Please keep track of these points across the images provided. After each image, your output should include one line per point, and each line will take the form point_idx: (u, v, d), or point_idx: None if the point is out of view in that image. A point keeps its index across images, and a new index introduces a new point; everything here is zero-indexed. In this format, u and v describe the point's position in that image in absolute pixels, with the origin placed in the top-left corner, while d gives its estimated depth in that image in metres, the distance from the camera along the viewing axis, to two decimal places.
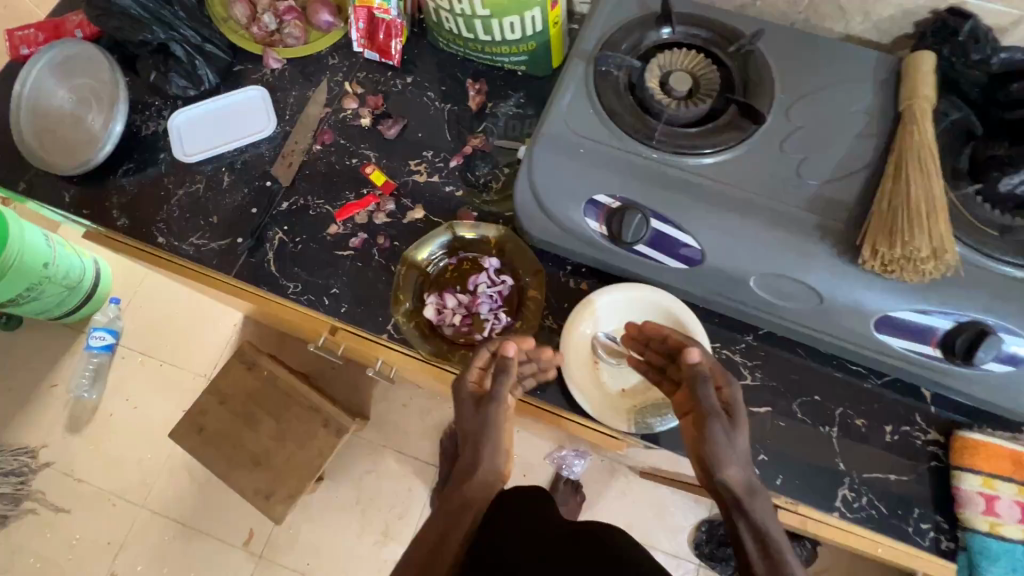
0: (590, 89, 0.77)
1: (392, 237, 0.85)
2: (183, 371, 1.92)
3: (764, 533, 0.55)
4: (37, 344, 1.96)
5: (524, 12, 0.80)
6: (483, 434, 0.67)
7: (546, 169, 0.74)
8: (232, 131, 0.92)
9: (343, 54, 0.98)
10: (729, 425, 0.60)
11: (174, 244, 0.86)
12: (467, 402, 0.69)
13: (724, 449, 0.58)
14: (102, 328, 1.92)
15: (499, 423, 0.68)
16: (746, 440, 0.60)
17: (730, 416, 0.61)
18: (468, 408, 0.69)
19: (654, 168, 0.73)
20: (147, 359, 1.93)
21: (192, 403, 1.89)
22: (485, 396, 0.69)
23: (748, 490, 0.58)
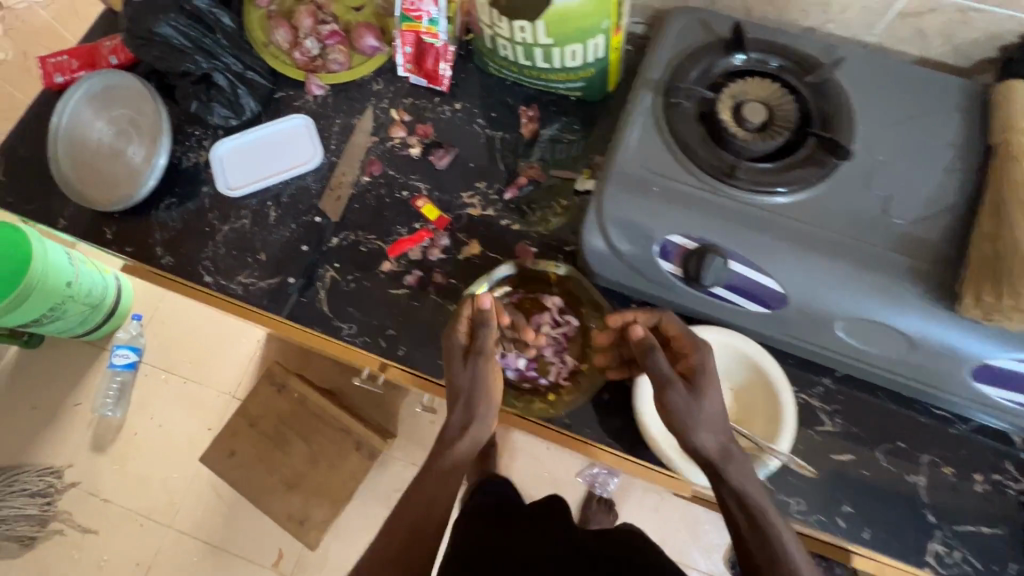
0: (660, 122, 0.73)
1: (449, 274, 0.82)
2: (207, 388, 1.89)
3: (753, 502, 0.58)
4: (58, 363, 1.93)
5: (588, 41, 0.76)
6: (474, 400, 0.67)
7: (617, 209, 0.71)
8: (276, 162, 0.89)
9: (387, 79, 0.94)
10: (696, 393, 0.61)
11: (222, 283, 0.83)
12: (455, 356, 0.69)
13: (692, 421, 0.60)
14: (125, 345, 1.90)
15: (494, 389, 0.68)
16: (717, 403, 0.62)
17: (695, 376, 0.63)
18: (457, 365, 0.69)
19: (732, 207, 0.69)
20: (170, 377, 1.90)
21: (217, 420, 1.86)
22: (474, 350, 0.69)
23: (723, 455, 0.60)
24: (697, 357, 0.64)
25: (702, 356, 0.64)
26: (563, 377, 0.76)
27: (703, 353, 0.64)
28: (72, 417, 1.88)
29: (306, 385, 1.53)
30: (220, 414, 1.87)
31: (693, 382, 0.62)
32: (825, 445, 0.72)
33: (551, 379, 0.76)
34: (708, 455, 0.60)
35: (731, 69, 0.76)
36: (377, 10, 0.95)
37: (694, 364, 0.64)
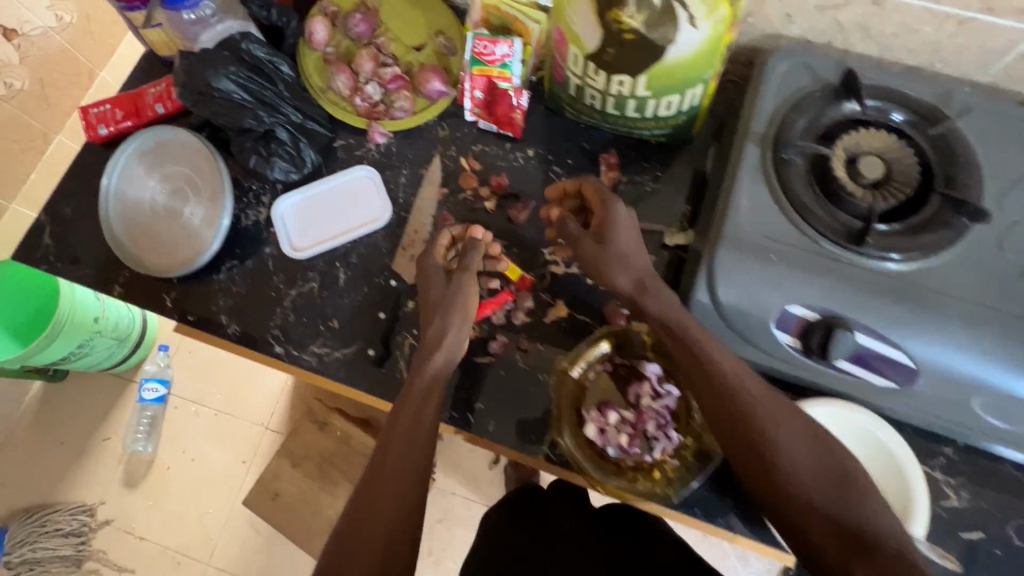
0: (770, 180, 0.68)
1: (536, 339, 0.77)
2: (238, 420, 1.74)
3: (733, 389, 0.59)
4: (79, 394, 1.77)
5: (688, 91, 0.70)
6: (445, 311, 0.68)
7: (730, 277, 0.66)
8: (343, 219, 0.83)
9: (453, 124, 0.89)
10: (619, 255, 0.66)
11: (294, 354, 0.78)
12: (434, 277, 0.72)
13: (607, 267, 0.66)
14: (153, 378, 1.75)
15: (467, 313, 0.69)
16: (630, 243, 0.67)
17: (607, 225, 0.68)
18: (436, 286, 0.71)
19: (858, 275, 0.64)
20: (201, 409, 1.76)
21: (251, 454, 1.70)
22: (457, 270, 0.72)
23: (641, 289, 0.65)
24: (602, 210, 0.70)
25: (613, 213, 0.68)
26: (668, 455, 0.70)
27: (612, 205, 0.69)
28: (100, 452, 1.73)
29: (349, 422, 1.48)
30: (254, 446, 1.72)
31: (599, 235, 0.68)
32: (951, 521, 0.69)
33: (655, 455, 0.71)
34: (640, 277, 0.65)
35: (842, 118, 0.71)
36: (438, 49, 0.90)
37: (604, 206, 0.70)
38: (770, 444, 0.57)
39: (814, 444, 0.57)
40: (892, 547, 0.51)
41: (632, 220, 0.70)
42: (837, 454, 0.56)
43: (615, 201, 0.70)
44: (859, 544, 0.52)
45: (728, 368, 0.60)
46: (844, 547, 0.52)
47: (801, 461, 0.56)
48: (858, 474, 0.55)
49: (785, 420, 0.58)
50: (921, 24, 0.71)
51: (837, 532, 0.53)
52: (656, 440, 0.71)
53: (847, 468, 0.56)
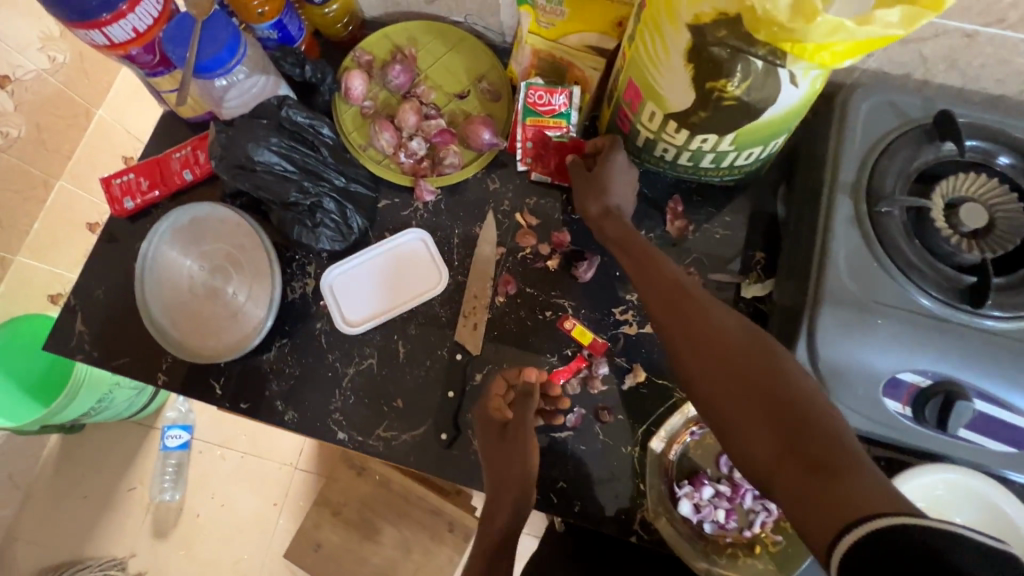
0: (868, 234, 0.64)
1: (615, 410, 0.72)
2: (267, 462, 1.66)
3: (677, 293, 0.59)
4: (98, 446, 1.69)
5: (775, 142, 0.65)
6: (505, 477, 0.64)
7: (835, 344, 0.62)
8: (397, 288, 0.78)
9: (503, 176, 0.83)
10: (601, 188, 0.71)
11: (358, 439, 0.74)
12: (491, 427, 0.68)
13: (587, 193, 0.72)
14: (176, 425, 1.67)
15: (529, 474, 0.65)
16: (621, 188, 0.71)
17: (604, 164, 0.71)
18: (492, 441, 0.67)
19: (971, 335, 0.60)
20: (228, 453, 1.67)
21: (284, 497, 1.63)
22: (513, 422, 0.67)
23: (606, 215, 0.71)
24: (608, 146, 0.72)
25: (615, 151, 0.71)
26: (768, 529, 0.67)
27: (616, 149, 0.71)
28: (127, 504, 1.65)
29: (387, 466, 1.43)
30: (285, 488, 1.64)
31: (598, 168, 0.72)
32: None
33: (755, 529, 0.67)
34: (607, 204, 0.71)
35: (935, 161, 0.67)
36: (481, 96, 0.85)
37: (609, 147, 0.72)
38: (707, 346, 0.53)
39: (752, 344, 0.52)
40: (839, 442, 0.43)
41: (631, 174, 0.73)
42: (779, 363, 0.50)
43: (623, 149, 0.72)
44: (790, 421, 0.45)
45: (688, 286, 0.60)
46: (802, 471, 0.43)
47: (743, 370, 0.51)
48: (794, 378, 0.48)
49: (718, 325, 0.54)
50: (1018, 55, 0.65)
51: (770, 419, 0.46)
52: (754, 513, 0.67)
53: (787, 382, 0.48)
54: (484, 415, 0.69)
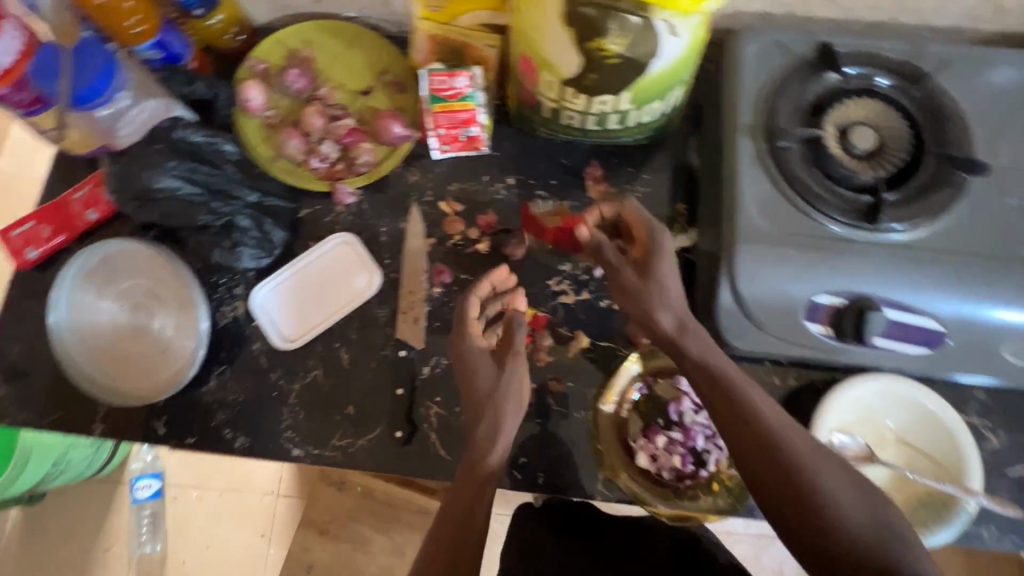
0: (771, 171, 0.66)
1: (564, 378, 0.74)
2: (247, 495, 1.62)
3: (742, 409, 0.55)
4: (62, 512, 1.61)
5: (672, 95, 0.67)
6: (501, 409, 0.63)
7: (756, 280, 0.64)
8: (331, 295, 0.77)
9: (423, 167, 0.83)
10: (664, 294, 0.62)
11: (315, 453, 0.72)
12: (484, 360, 0.66)
13: (653, 303, 0.62)
14: (144, 475, 1.59)
15: (517, 412, 0.65)
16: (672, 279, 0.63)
17: (658, 258, 0.63)
18: (485, 374, 0.65)
19: (875, 250, 0.64)
20: (205, 494, 1.61)
21: (271, 526, 1.60)
22: (504, 352, 0.68)
23: (683, 329, 0.61)
24: (645, 232, 0.65)
25: (659, 235, 0.64)
26: (723, 466, 0.69)
27: (659, 236, 0.64)
28: (106, 564, 1.59)
29: (367, 476, 1.42)
30: (271, 517, 1.60)
31: (642, 270, 0.64)
32: (997, 462, 0.71)
33: (710, 468, 0.70)
34: (682, 319, 0.61)
35: (824, 92, 0.69)
36: (387, 90, 0.84)
37: (653, 237, 0.65)
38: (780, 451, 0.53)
39: (873, 535, 0.49)
40: None
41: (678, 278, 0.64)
42: (906, 559, 0.47)
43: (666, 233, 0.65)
44: None
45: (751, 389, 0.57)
46: None
47: (814, 468, 0.52)
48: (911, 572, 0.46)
49: (786, 428, 0.54)
50: None
51: None
52: (708, 454, 0.70)
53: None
54: (481, 351, 0.67)
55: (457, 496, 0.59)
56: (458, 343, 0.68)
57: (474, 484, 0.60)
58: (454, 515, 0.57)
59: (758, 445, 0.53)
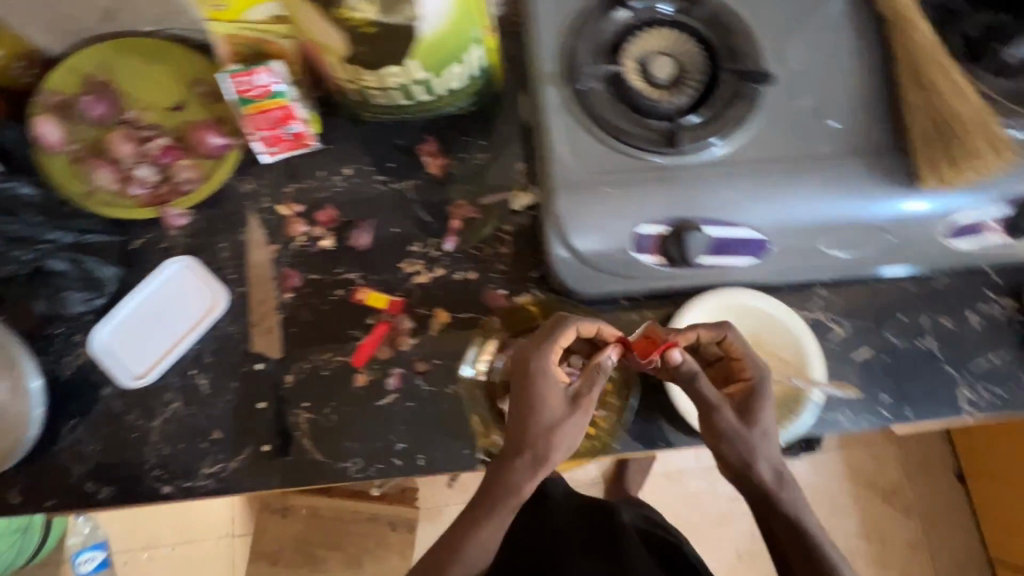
0: (578, 115, 0.67)
1: (429, 356, 0.73)
2: (201, 545, 1.56)
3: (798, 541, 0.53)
4: None
5: (467, 55, 0.66)
6: (555, 441, 0.56)
7: (579, 224, 0.65)
8: (176, 321, 0.74)
9: (254, 174, 0.80)
10: (767, 438, 0.56)
11: (186, 486, 0.70)
12: (558, 396, 0.58)
13: (748, 436, 0.56)
14: (85, 549, 1.52)
15: (570, 451, 0.59)
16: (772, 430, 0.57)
17: (755, 397, 0.58)
18: (555, 404, 0.57)
19: (686, 172, 0.66)
20: (156, 552, 1.55)
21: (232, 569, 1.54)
22: (583, 397, 0.58)
23: (780, 482, 0.55)
24: (752, 368, 0.59)
25: (763, 387, 0.58)
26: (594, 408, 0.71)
27: (761, 384, 0.58)
28: None
29: (310, 496, 1.38)
30: (231, 561, 1.55)
31: (748, 407, 0.57)
32: (845, 350, 0.74)
33: None
34: (777, 468, 0.55)
35: (620, 28, 0.70)
36: (201, 100, 0.79)
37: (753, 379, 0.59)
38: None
39: None
40: None
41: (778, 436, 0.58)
42: None
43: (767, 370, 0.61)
44: None
45: (804, 509, 0.55)
46: None
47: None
48: None
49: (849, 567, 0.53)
50: None
51: None
52: None
53: None
54: (555, 379, 0.59)
55: (490, 509, 0.57)
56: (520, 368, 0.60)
57: (507, 508, 0.57)
58: (488, 526, 0.56)
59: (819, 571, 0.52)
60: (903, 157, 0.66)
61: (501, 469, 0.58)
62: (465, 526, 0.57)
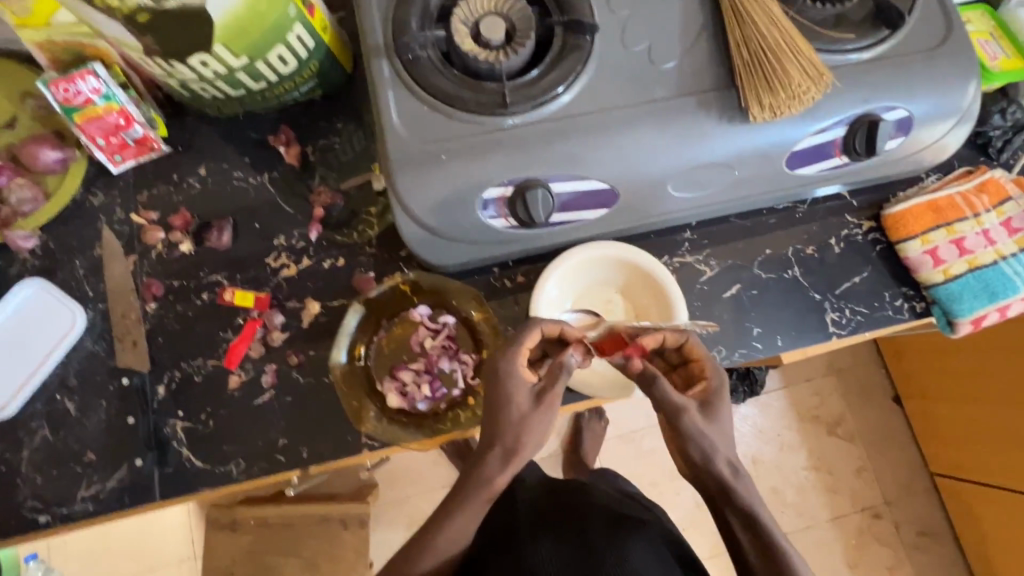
0: (412, 88, 0.66)
1: (303, 349, 0.73)
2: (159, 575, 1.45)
3: (752, 529, 0.56)
4: None
5: (287, 37, 0.64)
6: (524, 435, 0.55)
7: (421, 196, 0.65)
8: (32, 347, 0.71)
9: (103, 185, 0.77)
10: (726, 433, 0.56)
11: (64, 513, 0.68)
12: (524, 390, 0.56)
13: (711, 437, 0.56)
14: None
15: (538, 446, 0.57)
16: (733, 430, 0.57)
17: (716, 397, 0.58)
18: (521, 400, 0.56)
19: (525, 133, 0.65)
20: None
21: None
22: (546, 395, 0.56)
23: (735, 473, 0.56)
24: (712, 370, 0.60)
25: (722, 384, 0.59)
26: (471, 378, 0.73)
27: (722, 382, 0.59)
28: None
29: (257, 506, 1.36)
30: None
31: (711, 408, 0.57)
32: (715, 290, 0.77)
33: (462, 384, 0.73)
34: (734, 461, 0.56)
35: None
36: (34, 114, 0.76)
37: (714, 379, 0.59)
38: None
39: None
40: None
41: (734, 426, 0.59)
42: None
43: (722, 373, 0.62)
44: None
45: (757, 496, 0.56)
46: None
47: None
48: None
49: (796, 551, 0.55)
50: None
51: None
52: (454, 372, 0.73)
53: None
54: (523, 376, 0.57)
55: (463, 498, 0.57)
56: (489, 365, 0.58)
57: (479, 500, 0.56)
58: (462, 517, 0.57)
59: (770, 556, 0.54)
60: (733, 91, 0.66)
61: (474, 464, 0.57)
62: (441, 519, 0.58)
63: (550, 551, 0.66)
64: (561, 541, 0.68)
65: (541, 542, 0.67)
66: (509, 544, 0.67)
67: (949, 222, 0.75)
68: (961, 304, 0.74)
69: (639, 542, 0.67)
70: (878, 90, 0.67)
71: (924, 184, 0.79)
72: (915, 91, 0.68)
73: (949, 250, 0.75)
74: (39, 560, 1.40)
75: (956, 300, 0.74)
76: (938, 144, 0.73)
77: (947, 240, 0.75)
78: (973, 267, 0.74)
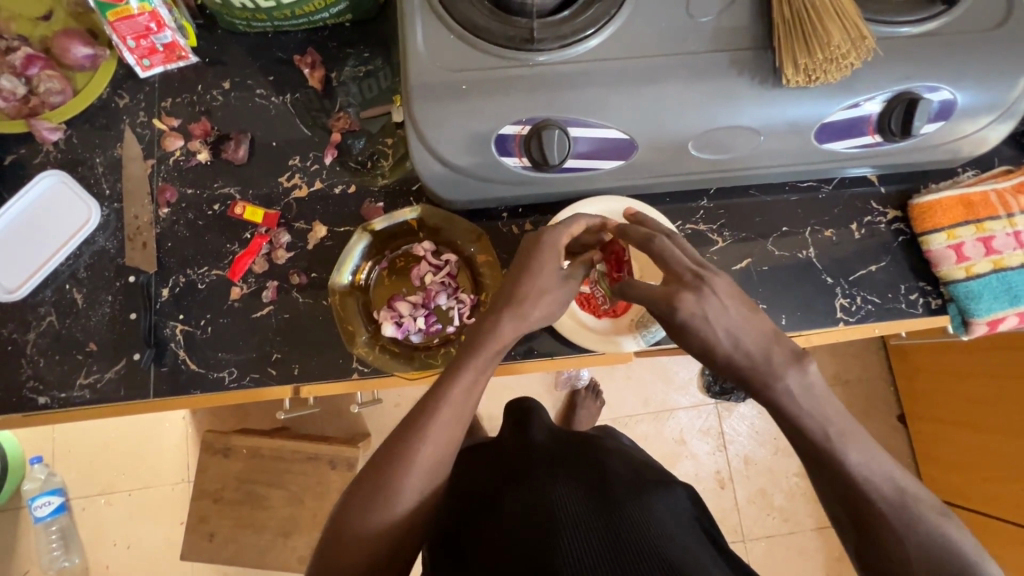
0: (439, 12, 0.64)
1: (305, 270, 0.74)
2: (155, 489, 1.48)
3: None
4: None
5: None
6: (535, 302, 0.57)
7: (434, 122, 0.64)
8: (46, 237, 0.73)
9: (130, 88, 0.78)
10: (711, 357, 0.51)
11: (62, 397, 0.71)
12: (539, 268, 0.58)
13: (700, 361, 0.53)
14: (40, 493, 1.43)
15: (551, 318, 0.60)
16: (730, 328, 0.49)
17: (677, 330, 0.52)
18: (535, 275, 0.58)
19: (548, 74, 0.64)
20: (113, 497, 1.47)
21: (186, 511, 1.47)
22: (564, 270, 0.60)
23: (753, 368, 0.49)
24: (661, 300, 0.51)
25: (678, 316, 0.51)
26: (467, 318, 0.75)
27: (675, 312, 0.51)
28: None
29: (252, 436, 1.37)
30: (187, 502, 1.48)
31: (681, 340, 0.52)
32: (724, 261, 0.77)
33: (457, 323, 0.75)
34: (740, 379, 0.51)
35: None
36: (70, 9, 0.77)
37: (664, 312, 0.51)
38: (836, 472, 0.47)
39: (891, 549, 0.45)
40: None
41: (741, 319, 0.50)
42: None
43: (708, 278, 0.51)
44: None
45: (789, 395, 0.48)
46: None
47: (882, 482, 0.46)
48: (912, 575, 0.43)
49: (847, 444, 0.47)
50: None
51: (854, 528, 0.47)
52: (450, 309, 0.75)
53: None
54: (556, 255, 0.58)
55: (459, 365, 0.56)
56: (530, 243, 0.60)
57: (480, 359, 0.55)
58: (458, 387, 0.55)
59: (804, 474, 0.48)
60: (769, 52, 0.64)
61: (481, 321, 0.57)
62: (434, 396, 0.55)
63: (565, 491, 0.58)
64: (576, 485, 0.59)
65: (554, 478, 0.60)
66: (523, 482, 0.61)
67: (980, 219, 0.71)
68: (979, 305, 0.72)
69: (659, 492, 0.60)
70: (923, 68, 0.64)
71: (960, 179, 0.77)
72: (964, 73, 0.64)
73: (975, 248, 0.72)
74: (43, 464, 1.46)
75: (974, 299, 0.72)
76: (979, 134, 0.69)
77: (974, 237, 0.72)
78: (998, 268, 0.71)
